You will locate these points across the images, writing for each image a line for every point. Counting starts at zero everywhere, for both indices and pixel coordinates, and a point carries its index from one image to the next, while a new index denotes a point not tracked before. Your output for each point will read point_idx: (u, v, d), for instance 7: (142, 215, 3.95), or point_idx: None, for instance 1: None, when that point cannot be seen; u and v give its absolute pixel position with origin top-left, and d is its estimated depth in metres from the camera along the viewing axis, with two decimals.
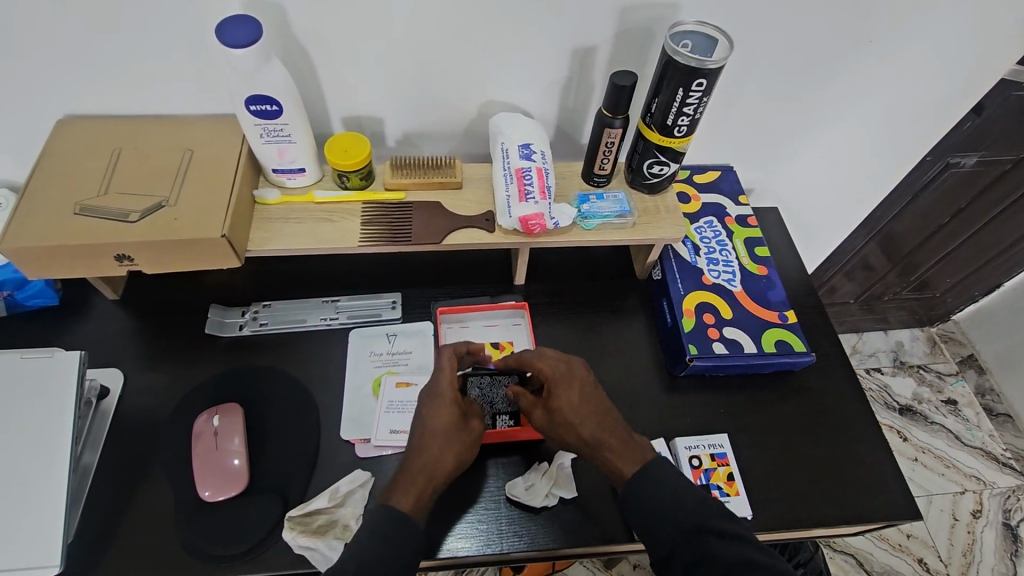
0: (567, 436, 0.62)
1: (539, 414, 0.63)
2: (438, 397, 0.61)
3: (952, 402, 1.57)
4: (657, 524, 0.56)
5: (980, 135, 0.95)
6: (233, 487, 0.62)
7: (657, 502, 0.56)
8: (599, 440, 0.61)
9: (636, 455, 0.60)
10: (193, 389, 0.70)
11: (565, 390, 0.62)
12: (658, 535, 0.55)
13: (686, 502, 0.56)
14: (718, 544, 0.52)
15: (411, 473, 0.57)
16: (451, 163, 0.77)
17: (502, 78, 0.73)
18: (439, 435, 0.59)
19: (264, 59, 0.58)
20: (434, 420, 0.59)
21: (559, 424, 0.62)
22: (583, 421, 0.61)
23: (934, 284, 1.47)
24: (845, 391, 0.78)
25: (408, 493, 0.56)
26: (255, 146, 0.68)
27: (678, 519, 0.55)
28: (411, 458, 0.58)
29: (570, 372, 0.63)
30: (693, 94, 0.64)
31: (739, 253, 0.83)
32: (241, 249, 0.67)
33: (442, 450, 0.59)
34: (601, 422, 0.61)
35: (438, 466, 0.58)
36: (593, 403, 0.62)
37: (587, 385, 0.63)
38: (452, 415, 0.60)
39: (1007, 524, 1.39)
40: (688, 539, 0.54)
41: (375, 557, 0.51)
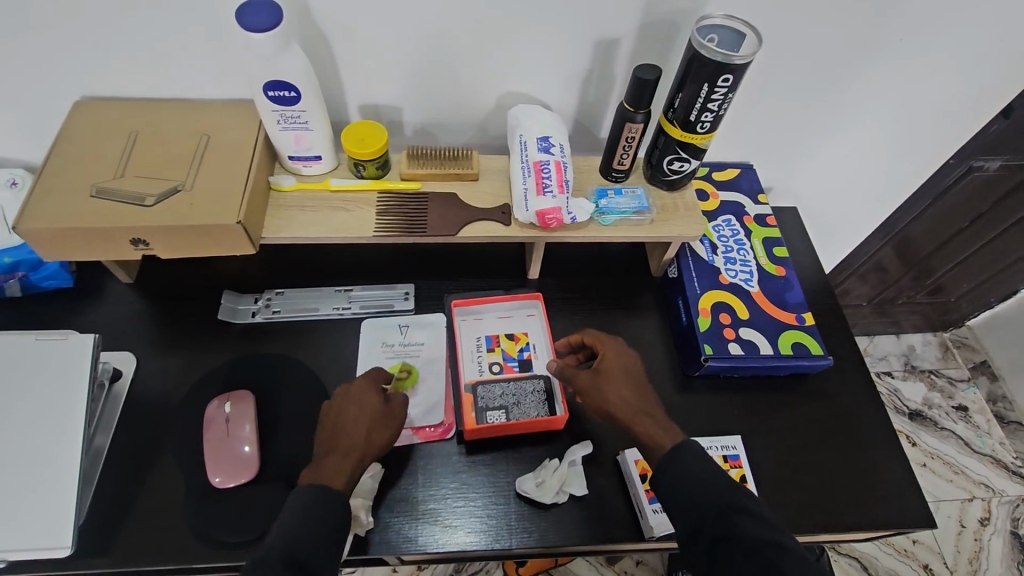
0: (610, 403, 0.62)
1: (585, 384, 0.64)
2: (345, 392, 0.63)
3: (962, 408, 1.55)
4: (686, 504, 0.55)
5: (1006, 139, 0.92)
6: (243, 474, 0.62)
7: (687, 484, 0.56)
8: (639, 409, 0.62)
9: (673, 432, 0.60)
10: (205, 374, 0.70)
11: (616, 362, 0.65)
12: (687, 512, 0.55)
13: (716, 482, 0.55)
14: (747, 524, 0.52)
15: (329, 456, 0.58)
16: (468, 154, 0.76)
17: (522, 70, 0.72)
18: (350, 417, 0.61)
19: (283, 45, 0.57)
20: (343, 407, 0.62)
21: (603, 392, 0.63)
22: (626, 390, 0.63)
23: (949, 289, 1.45)
24: (860, 395, 0.77)
25: (329, 470, 0.57)
26: (271, 133, 0.67)
27: (708, 499, 0.54)
28: (329, 442, 0.59)
29: (623, 348, 0.67)
30: (718, 90, 0.62)
31: (757, 253, 0.82)
32: (256, 236, 0.67)
33: (352, 430, 0.60)
34: (644, 395, 0.63)
35: (349, 442, 0.59)
36: (637, 377, 0.65)
37: (636, 360, 0.66)
38: (359, 399, 0.62)
39: (1014, 532, 1.38)
40: (716, 519, 0.53)
41: (302, 535, 0.52)
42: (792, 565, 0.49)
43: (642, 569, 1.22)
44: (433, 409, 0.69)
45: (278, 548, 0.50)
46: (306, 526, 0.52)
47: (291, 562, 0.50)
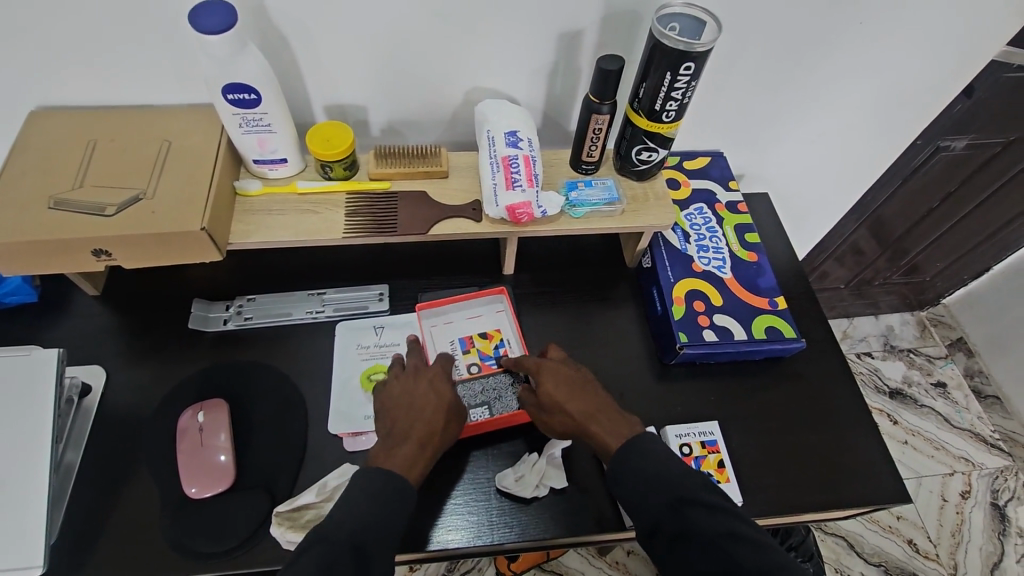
0: (560, 422, 0.63)
1: (533, 409, 0.65)
2: (420, 375, 0.64)
3: (941, 385, 1.58)
4: (640, 502, 0.56)
5: (968, 120, 0.95)
6: (218, 484, 0.61)
7: (641, 480, 0.56)
8: (584, 418, 0.62)
9: (625, 430, 0.61)
10: (177, 384, 0.69)
11: (550, 380, 0.64)
12: (642, 511, 0.55)
13: (668, 477, 0.56)
14: (703, 518, 0.52)
15: (409, 439, 0.59)
16: (437, 151, 0.76)
17: (488, 65, 0.72)
18: (436, 403, 0.61)
19: (239, 47, 0.56)
20: (420, 392, 0.62)
21: (549, 414, 0.64)
22: (567, 404, 0.62)
23: (924, 268, 1.48)
24: (834, 375, 0.78)
25: (406, 457, 0.58)
26: (234, 137, 0.66)
27: (661, 495, 0.55)
28: (409, 423, 0.60)
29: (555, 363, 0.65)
30: (681, 78, 0.63)
31: (729, 239, 0.82)
32: (222, 242, 0.66)
33: (436, 419, 0.61)
34: (587, 402, 0.63)
35: (436, 432, 0.60)
36: (577, 386, 0.64)
37: (570, 371, 0.65)
38: (439, 384, 0.63)
39: (994, 503, 1.41)
40: (671, 515, 0.53)
41: (374, 521, 0.53)
42: (747, 555, 0.49)
43: (633, 558, 1.24)
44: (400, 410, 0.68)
45: (349, 527, 0.51)
46: (383, 514, 0.53)
47: (358, 550, 0.50)
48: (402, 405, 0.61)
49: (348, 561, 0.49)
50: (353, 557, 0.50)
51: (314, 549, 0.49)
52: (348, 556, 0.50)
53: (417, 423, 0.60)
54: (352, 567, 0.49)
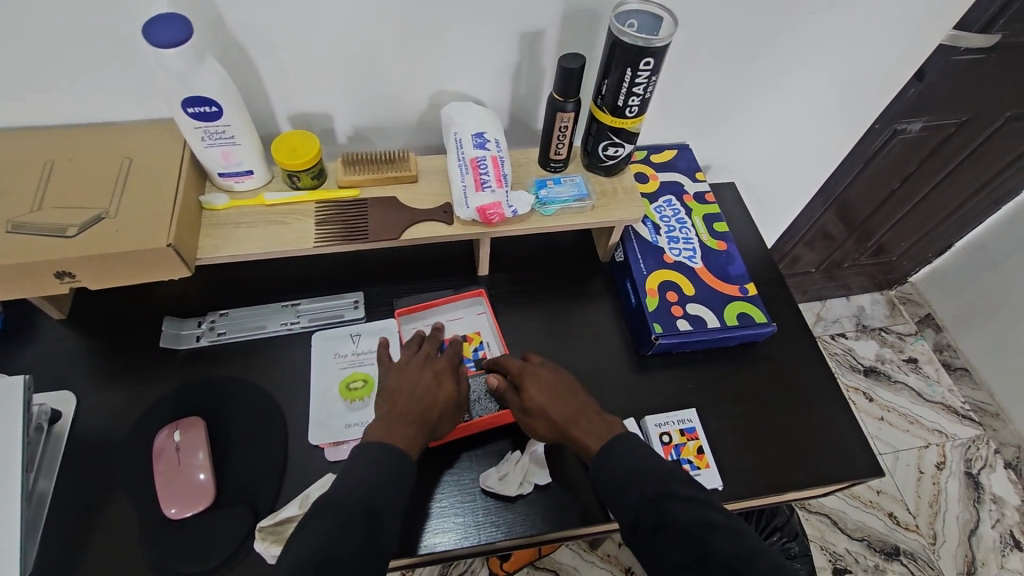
0: (538, 426, 0.64)
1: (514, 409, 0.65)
2: (428, 364, 0.65)
3: (912, 360, 1.64)
4: (619, 495, 0.57)
5: (922, 102, 0.98)
6: (199, 503, 0.60)
7: (621, 473, 0.57)
8: (564, 420, 0.63)
9: (604, 432, 0.62)
10: (151, 405, 0.68)
11: (530, 380, 0.65)
12: (623, 505, 0.56)
13: (646, 471, 0.57)
14: (678, 508, 0.53)
15: (412, 415, 0.61)
16: (405, 156, 0.76)
17: (452, 68, 0.72)
18: (441, 391, 0.63)
19: (197, 59, 0.56)
20: (425, 378, 0.64)
21: (530, 416, 0.64)
22: (547, 406, 0.64)
23: (890, 248, 1.52)
24: (806, 357, 0.80)
25: (408, 436, 0.59)
26: (197, 150, 0.65)
27: (640, 488, 0.56)
28: (411, 405, 0.61)
29: (534, 365, 0.67)
30: (641, 74, 0.64)
31: (698, 229, 0.84)
32: (190, 257, 0.65)
33: (437, 405, 0.63)
34: (568, 404, 0.64)
35: (435, 416, 0.62)
36: (558, 389, 0.65)
37: (553, 373, 0.67)
38: (445, 373, 0.66)
39: (968, 472, 1.46)
40: (649, 508, 0.54)
41: (382, 489, 0.54)
42: (723, 541, 0.50)
43: (625, 549, 1.26)
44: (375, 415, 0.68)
45: (358, 495, 0.53)
46: (390, 484, 0.55)
47: (369, 515, 0.52)
48: (405, 388, 0.63)
49: (360, 525, 0.51)
50: (363, 522, 0.51)
51: (325, 515, 0.51)
52: (359, 520, 0.51)
53: (418, 406, 0.61)
54: (365, 530, 0.51)
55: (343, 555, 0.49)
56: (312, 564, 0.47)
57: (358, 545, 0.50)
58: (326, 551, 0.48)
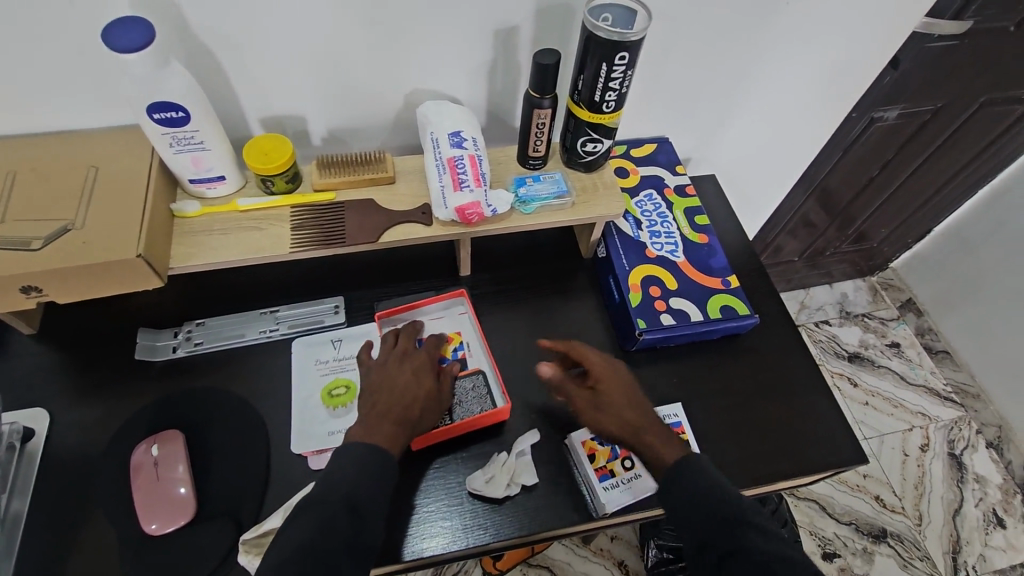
0: (613, 424, 0.65)
1: (584, 406, 0.66)
2: (405, 361, 0.65)
3: (895, 345, 1.66)
4: (694, 517, 0.56)
5: (897, 90, 0.98)
6: (180, 517, 0.59)
7: (697, 496, 0.57)
8: (638, 425, 0.64)
9: (678, 443, 0.62)
10: (127, 419, 0.66)
11: (615, 381, 0.67)
12: (694, 527, 0.55)
13: (724, 497, 0.56)
14: (758, 539, 0.52)
15: (394, 418, 0.59)
16: (381, 157, 0.75)
17: (426, 66, 0.71)
18: (419, 387, 0.63)
19: (161, 63, 0.54)
20: (403, 375, 0.63)
21: (603, 413, 0.65)
22: (625, 408, 0.65)
23: (871, 234, 1.54)
24: (789, 347, 0.81)
25: (388, 433, 0.58)
26: (166, 157, 0.64)
27: (717, 513, 0.55)
28: (389, 404, 0.60)
29: (614, 366, 0.68)
30: (617, 68, 0.63)
31: (680, 223, 0.84)
32: (162, 267, 0.63)
33: (417, 402, 0.62)
34: (642, 411, 0.65)
35: (416, 413, 0.61)
36: (632, 394, 0.67)
37: (629, 378, 0.68)
38: (423, 370, 0.65)
39: (951, 453, 1.48)
40: (726, 533, 0.54)
41: (365, 484, 0.54)
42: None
43: (617, 543, 1.26)
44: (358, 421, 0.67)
45: (343, 491, 0.52)
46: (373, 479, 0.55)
47: (353, 510, 0.52)
48: (384, 387, 0.62)
49: (344, 521, 0.51)
50: (349, 517, 0.51)
51: (309, 513, 0.51)
52: (344, 516, 0.51)
53: (400, 404, 0.60)
54: (349, 526, 0.51)
55: (329, 549, 0.48)
56: (298, 559, 0.47)
57: (343, 541, 0.50)
58: (310, 549, 0.48)
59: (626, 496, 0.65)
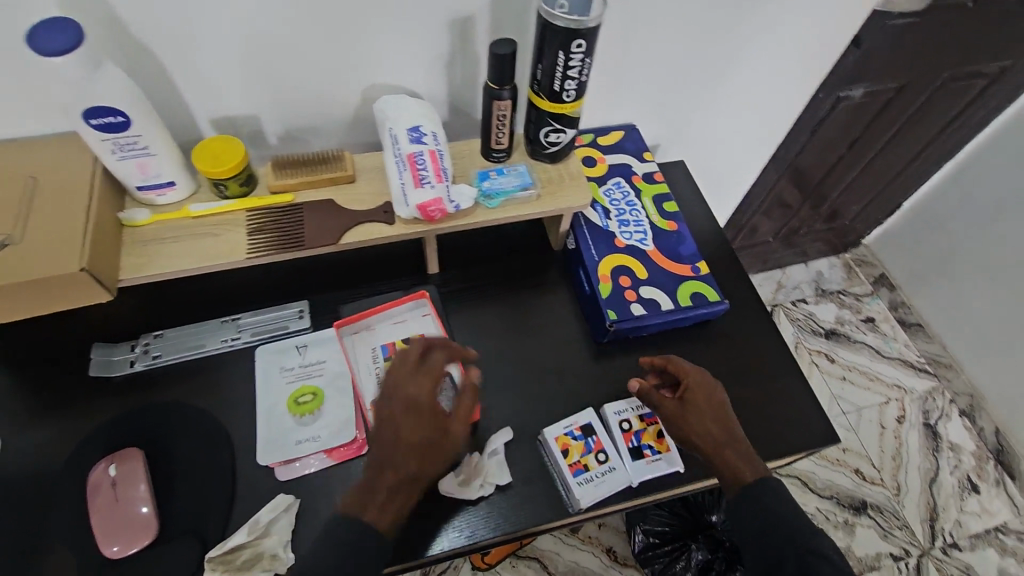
0: (697, 436, 0.66)
1: (671, 414, 0.68)
2: (405, 404, 0.58)
3: (870, 320, 1.68)
4: (764, 538, 0.61)
5: (862, 67, 0.98)
6: (143, 537, 0.58)
7: (767, 520, 0.62)
8: (722, 441, 0.66)
9: (755, 463, 0.65)
10: (84, 438, 0.64)
11: (701, 394, 0.68)
12: (765, 548, 0.61)
13: (794, 526, 0.61)
14: (827, 569, 0.57)
15: (388, 485, 0.57)
16: (339, 155, 0.72)
17: (380, 60, 0.68)
18: (421, 441, 0.58)
19: (93, 66, 0.51)
20: (405, 428, 0.58)
21: (690, 424, 0.67)
22: (711, 422, 0.67)
23: (843, 212, 1.55)
24: (761, 331, 0.81)
25: (383, 506, 0.57)
26: (109, 163, 0.61)
27: (787, 539, 0.60)
28: (388, 463, 0.57)
29: (709, 380, 0.70)
30: (575, 57, 0.62)
31: (649, 211, 0.83)
32: (111, 279, 0.61)
33: (422, 461, 0.58)
34: (728, 427, 0.67)
35: (419, 473, 0.58)
36: (721, 410, 0.68)
37: (720, 392, 0.69)
38: (422, 411, 0.59)
39: (927, 424, 1.51)
40: (795, 557, 0.59)
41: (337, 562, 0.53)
42: None
43: (605, 530, 1.27)
44: (326, 429, 0.65)
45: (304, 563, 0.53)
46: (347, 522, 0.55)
47: None
48: (385, 441, 0.58)
49: None
50: None
51: None
52: None
53: (399, 466, 0.57)
54: None
55: None
56: None
57: None
58: None
59: (599, 490, 0.65)
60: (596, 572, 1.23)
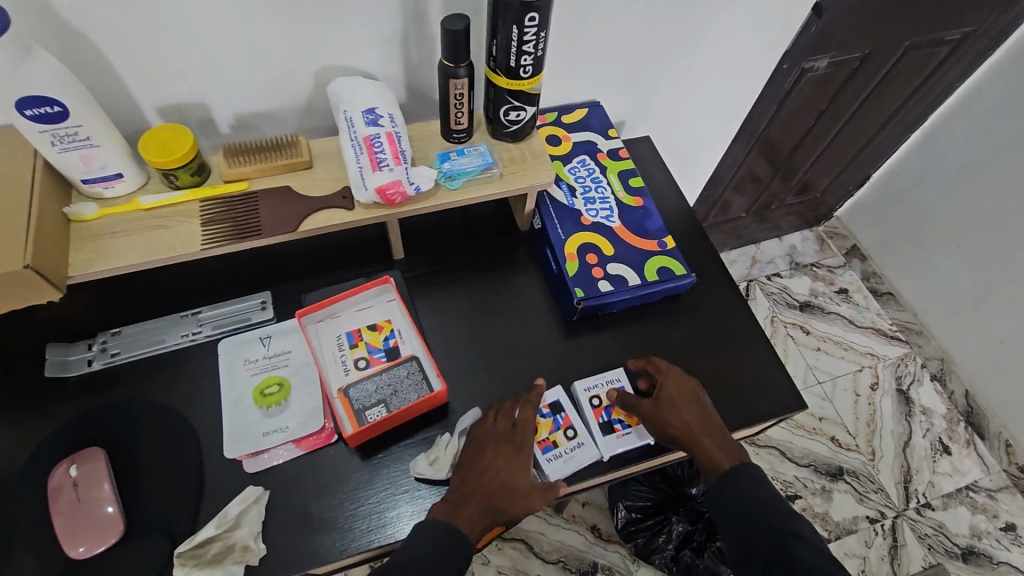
0: (674, 426, 0.67)
1: (648, 412, 0.68)
2: (516, 441, 0.63)
3: (843, 291, 1.71)
4: (743, 524, 0.62)
5: (824, 39, 0.98)
6: (108, 537, 0.56)
7: (745, 504, 0.62)
8: (698, 432, 0.66)
9: (733, 449, 0.66)
10: (42, 440, 0.62)
11: (676, 388, 0.69)
12: (744, 535, 0.61)
13: (772, 510, 0.61)
14: (805, 552, 0.57)
15: (477, 502, 0.59)
16: (294, 141, 0.71)
17: (332, 41, 0.67)
18: (514, 456, 0.62)
19: (20, 53, 0.49)
20: (502, 453, 0.62)
21: (666, 417, 0.67)
22: (686, 413, 0.67)
23: (813, 185, 1.56)
24: (730, 303, 0.81)
25: (469, 518, 0.58)
26: (51, 157, 0.59)
27: (766, 525, 0.60)
28: (483, 477, 0.60)
29: (682, 375, 0.70)
30: (528, 31, 0.61)
31: (614, 187, 0.82)
32: (59, 277, 0.59)
33: (507, 482, 0.60)
34: (704, 416, 0.67)
35: (504, 497, 0.59)
36: (695, 399, 0.68)
37: (694, 384, 0.70)
38: (524, 459, 0.62)
39: (899, 389, 1.55)
40: (775, 542, 0.59)
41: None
42: None
43: (589, 509, 1.28)
44: (294, 419, 0.65)
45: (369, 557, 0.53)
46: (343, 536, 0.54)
47: None
48: (489, 459, 0.62)
49: None
50: None
51: None
52: None
53: (490, 485, 0.60)
54: None
55: None
56: None
57: None
58: None
59: (568, 466, 0.67)
60: (581, 550, 1.24)
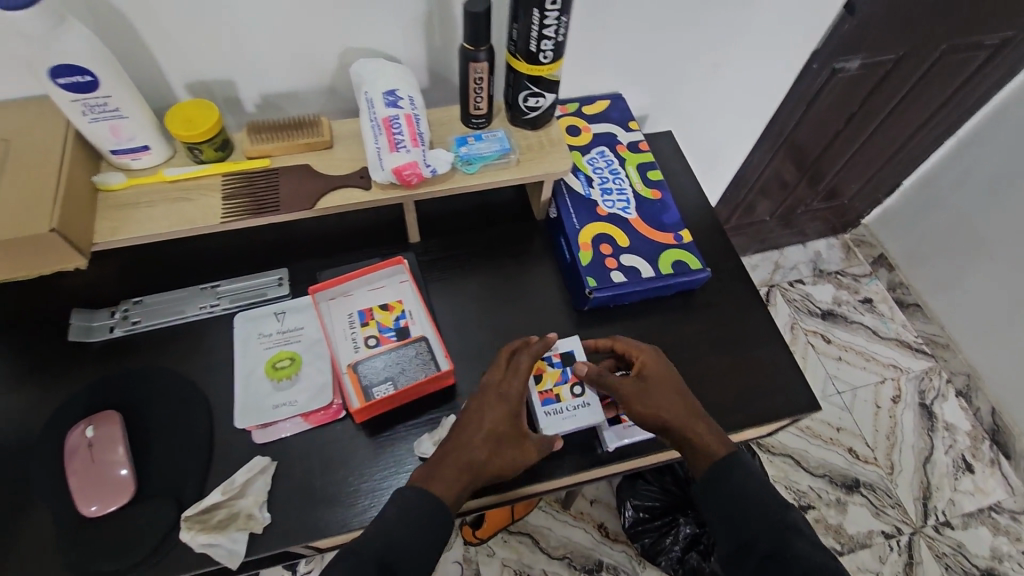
0: (664, 410, 0.63)
1: (631, 395, 0.64)
2: (502, 401, 0.61)
3: (867, 300, 1.67)
4: (737, 517, 0.59)
5: (856, 39, 0.96)
6: (120, 498, 0.58)
7: (741, 495, 0.59)
8: (686, 417, 0.63)
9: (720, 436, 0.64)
10: (63, 402, 0.64)
11: (657, 370, 0.66)
12: (738, 529, 0.58)
13: (767, 503, 0.59)
14: (802, 544, 0.55)
15: (458, 464, 0.57)
16: (316, 121, 0.72)
17: (356, 23, 0.67)
18: (498, 417, 0.60)
19: (53, 21, 0.51)
20: (487, 412, 0.60)
21: (652, 401, 0.63)
22: (673, 397, 0.64)
23: (841, 191, 1.53)
24: (745, 302, 0.80)
25: (447, 481, 0.57)
26: (82, 126, 0.61)
27: (762, 518, 0.58)
28: (466, 437, 0.59)
29: (658, 356, 0.68)
30: (549, 15, 0.60)
31: (632, 179, 0.82)
32: (84, 243, 0.61)
33: (489, 444, 0.59)
34: (689, 401, 0.65)
35: (484, 459, 0.58)
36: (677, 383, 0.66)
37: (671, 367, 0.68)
38: (509, 417, 0.60)
39: (922, 403, 1.51)
40: (771, 536, 0.56)
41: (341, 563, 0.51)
42: None
43: (597, 506, 1.28)
44: (304, 394, 0.66)
45: (384, 538, 0.53)
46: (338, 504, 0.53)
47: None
48: (472, 417, 0.60)
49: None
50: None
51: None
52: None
53: (472, 447, 0.58)
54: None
55: None
56: None
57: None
58: None
59: (566, 423, 0.66)
60: (587, 547, 1.23)
